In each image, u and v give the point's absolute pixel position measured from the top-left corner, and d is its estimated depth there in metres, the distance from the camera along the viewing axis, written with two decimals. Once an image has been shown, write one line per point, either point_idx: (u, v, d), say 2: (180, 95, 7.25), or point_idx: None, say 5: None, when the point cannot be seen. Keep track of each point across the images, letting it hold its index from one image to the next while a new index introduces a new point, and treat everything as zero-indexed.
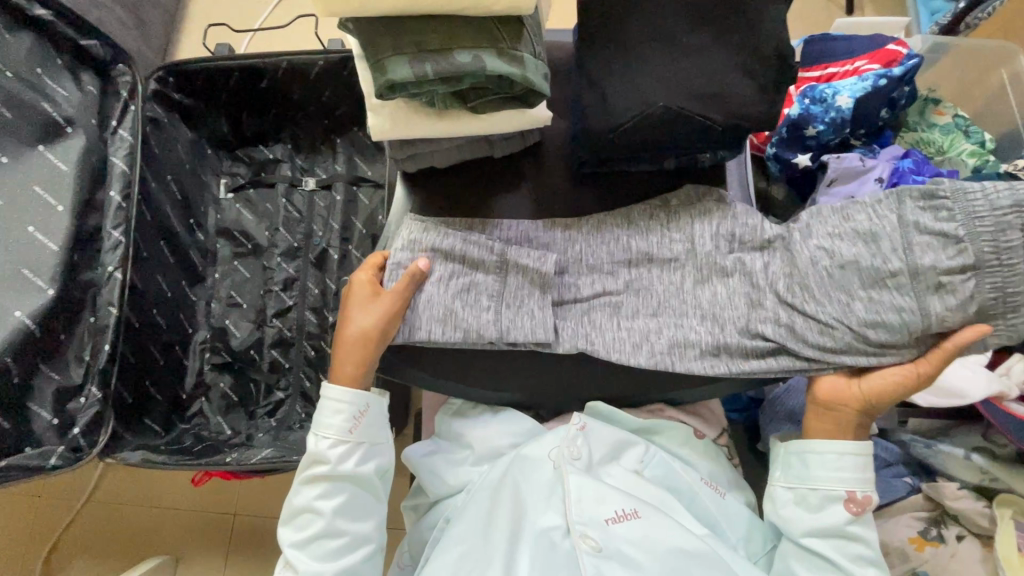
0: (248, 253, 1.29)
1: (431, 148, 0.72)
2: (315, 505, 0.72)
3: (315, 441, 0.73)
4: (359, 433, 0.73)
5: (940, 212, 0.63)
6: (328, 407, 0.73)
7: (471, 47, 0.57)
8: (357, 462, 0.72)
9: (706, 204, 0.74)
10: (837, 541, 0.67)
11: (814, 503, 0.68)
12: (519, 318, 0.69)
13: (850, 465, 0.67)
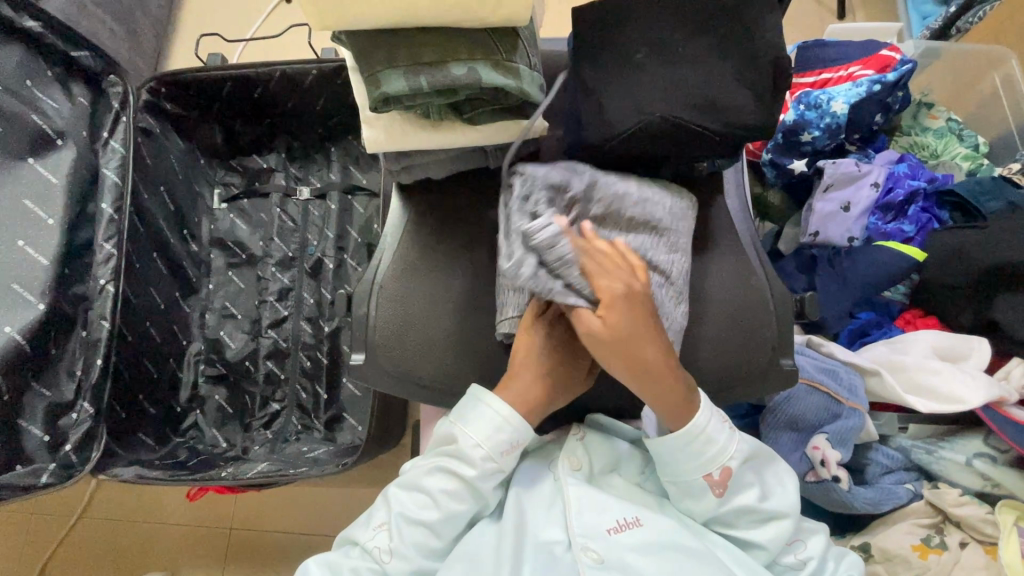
0: (243, 263, 1.28)
1: (426, 160, 0.71)
2: (438, 498, 0.65)
3: (466, 443, 0.65)
4: (508, 460, 0.66)
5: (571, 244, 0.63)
6: (490, 419, 0.65)
7: (466, 59, 0.57)
8: (495, 484, 0.66)
9: (703, 214, 0.74)
10: (733, 517, 0.66)
11: (693, 493, 0.65)
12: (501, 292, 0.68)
13: (698, 450, 0.64)
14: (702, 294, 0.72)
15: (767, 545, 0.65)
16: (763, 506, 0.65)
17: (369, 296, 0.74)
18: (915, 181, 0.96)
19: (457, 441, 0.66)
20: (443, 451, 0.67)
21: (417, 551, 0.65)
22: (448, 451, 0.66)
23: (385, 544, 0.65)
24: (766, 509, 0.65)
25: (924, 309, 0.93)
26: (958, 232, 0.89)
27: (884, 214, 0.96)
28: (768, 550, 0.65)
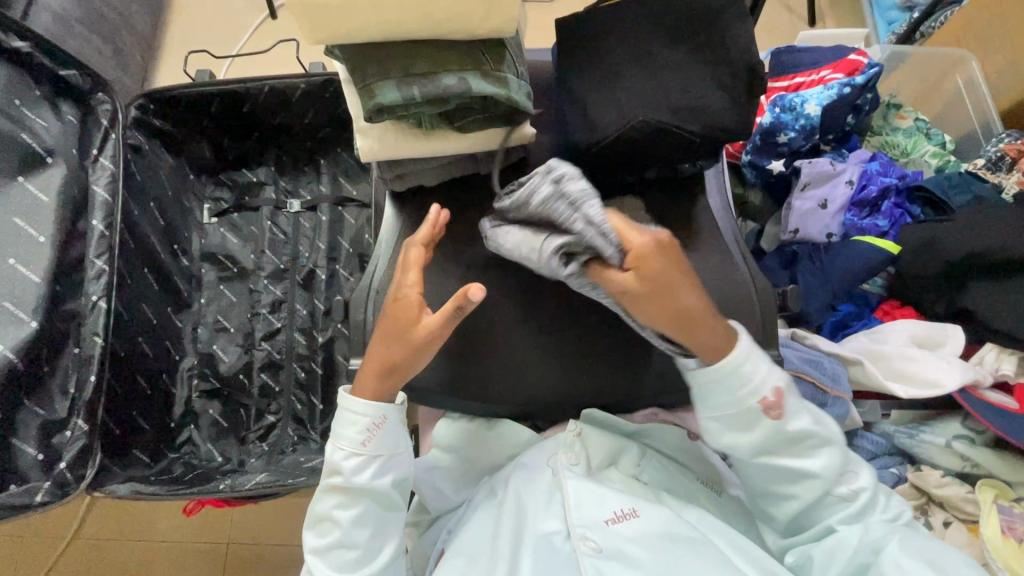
0: (234, 277, 1.29)
1: (418, 168, 0.73)
2: (333, 515, 0.67)
3: (333, 452, 0.67)
4: (373, 446, 0.66)
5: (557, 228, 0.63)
6: (344, 418, 0.67)
7: (457, 70, 0.59)
8: (374, 473, 0.66)
9: (686, 214, 0.77)
10: (788, 445, 0.65)
11: (747, 420, 0.64)
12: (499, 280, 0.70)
13: (747, 375, 0.62)
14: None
15: (820, 473, 0.65)
16: (817, 432, 0.65)
17: (366, 302, 0.76)
18: (887, 178, 1.01)
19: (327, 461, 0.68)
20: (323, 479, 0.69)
21: (342, 568, 0.66)
22: (325, 474, 0.68)
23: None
24: (821, 434, 0.64)
25: (901, 300, 0.97)
26: (929, 225, 0.93)
27: (860, 210, 1.01)
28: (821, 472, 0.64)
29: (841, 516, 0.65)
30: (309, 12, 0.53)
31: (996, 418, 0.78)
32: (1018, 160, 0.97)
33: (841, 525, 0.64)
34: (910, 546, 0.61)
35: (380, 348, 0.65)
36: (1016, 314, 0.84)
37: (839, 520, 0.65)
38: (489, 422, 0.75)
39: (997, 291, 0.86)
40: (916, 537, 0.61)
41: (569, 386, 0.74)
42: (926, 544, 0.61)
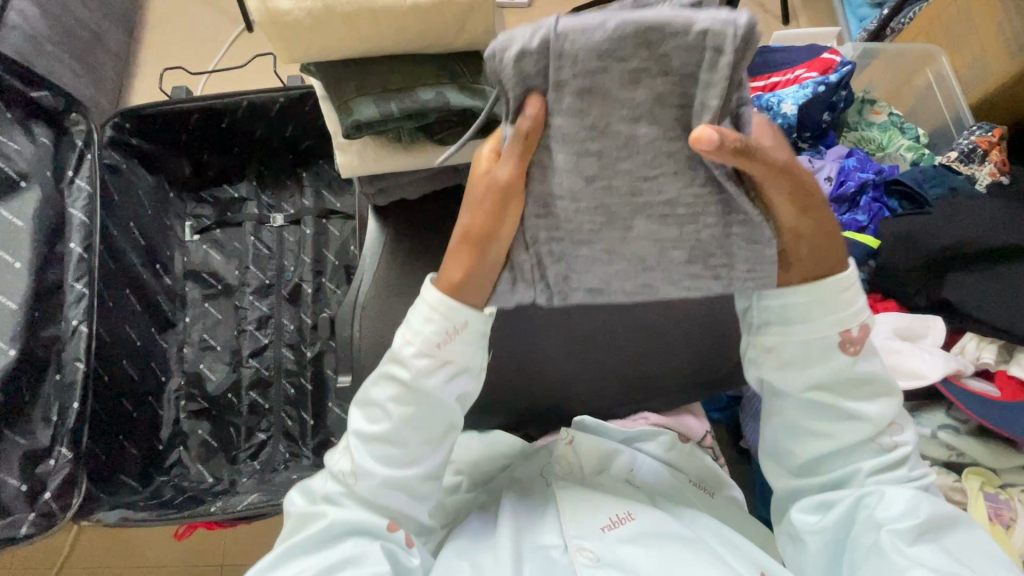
0: (219, 294, 1.27)
1: (399, 182, 0.73)
2: (387, 407, 0.57)
3: (398, 339, 0.56)
4: (447, 351, 0.54)
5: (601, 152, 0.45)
6: (418, 310, 0.54)
7: (434, 83, 0.59)
8: (446, 379, 0.56)
9: None
10: (856, 387, 0.57)
11: (821, 353, 0.55)
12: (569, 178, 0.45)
13: (841, 305, 0.53)
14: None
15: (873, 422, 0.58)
16: (880, 379, 0.58)
17: (353, 318, 0.76)
18: (865, 173, 1.03)
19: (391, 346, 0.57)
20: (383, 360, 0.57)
21: (381, 464, 0.58)
22: (388, 358, 0.57)
23: (346, 466, 0.59)
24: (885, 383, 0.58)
25: (884, 293, 0.97)
26: (907, 218, 0.95)
27: (839, 206, 1.02)
28: (872, 421, 0.57)
29: (870, 470, 0.59)
30: (283, 33, 0.53)
31: (981, 408, 0.79)
32: (989, 151, 0.99)
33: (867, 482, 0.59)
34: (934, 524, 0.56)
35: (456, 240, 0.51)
36: (992, 303, 0.86)
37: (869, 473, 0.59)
38: (479, 433, 0.75)
39: (974, 282, 0.88)
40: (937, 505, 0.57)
41: (559, 394, 0.74)
42: (954, 532, 0.57)
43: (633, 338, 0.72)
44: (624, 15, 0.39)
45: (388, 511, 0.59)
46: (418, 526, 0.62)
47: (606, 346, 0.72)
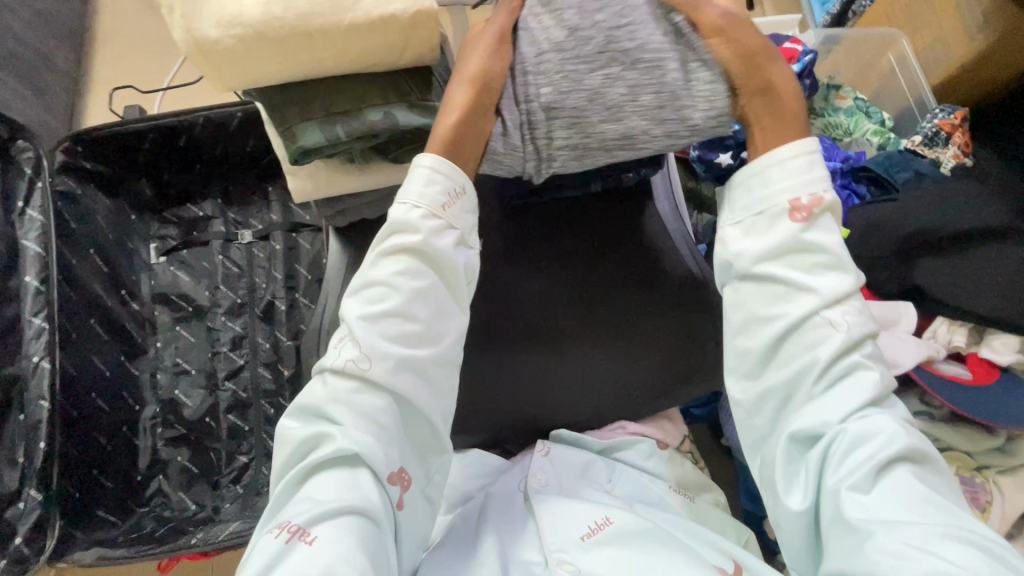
0: (191, 317, 1.23)
1: (357, 202, 0.71)
2: (395, 279, 0.56)
3: (402, 207, 0.57)
4: (454, 213, 0.58)
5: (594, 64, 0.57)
6: (417, 175, 0.57)
7: (382, 104, 0.57)
8: (451, 245, 0.58)
9: (637, 222, 0.77)
10: (800, 262, 0.55)
11: (765, 222, 0.56)
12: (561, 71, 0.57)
13: (791, 167, 0.56)
14: (642, 297, 0.74)
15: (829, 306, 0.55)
16: (838, 253, 0.54)
17: (319, 344, 0.74)
18: (833, 162, 1.03)
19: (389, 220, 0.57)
20: (380, 239, 0.58)
21: (395, 341, 0.54)
22: (388, 234, 0.58)
23: (355, 351, 0.54)
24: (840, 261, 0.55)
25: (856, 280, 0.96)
26: (878, 206, 0.95)
27: None
28: (819, 295, 0.53)
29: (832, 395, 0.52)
30: (214, 61, 0.50)
31: (953, 395, 0.80)
32: (952, 134, 0.99)
33: (832, 419, 0.51)
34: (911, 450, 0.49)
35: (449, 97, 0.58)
36: (962, 287, 0.86)
37: (830, 408, 0.51)
38: (461, 453, 0.74)
39: (945, 265, 0.88)
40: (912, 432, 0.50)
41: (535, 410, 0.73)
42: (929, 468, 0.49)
43: (604, 354, 0.73)
44: None
45: (390, 455, 0.52)
46: (421, 464, 0.56)
47: (578, 362, 0.73)
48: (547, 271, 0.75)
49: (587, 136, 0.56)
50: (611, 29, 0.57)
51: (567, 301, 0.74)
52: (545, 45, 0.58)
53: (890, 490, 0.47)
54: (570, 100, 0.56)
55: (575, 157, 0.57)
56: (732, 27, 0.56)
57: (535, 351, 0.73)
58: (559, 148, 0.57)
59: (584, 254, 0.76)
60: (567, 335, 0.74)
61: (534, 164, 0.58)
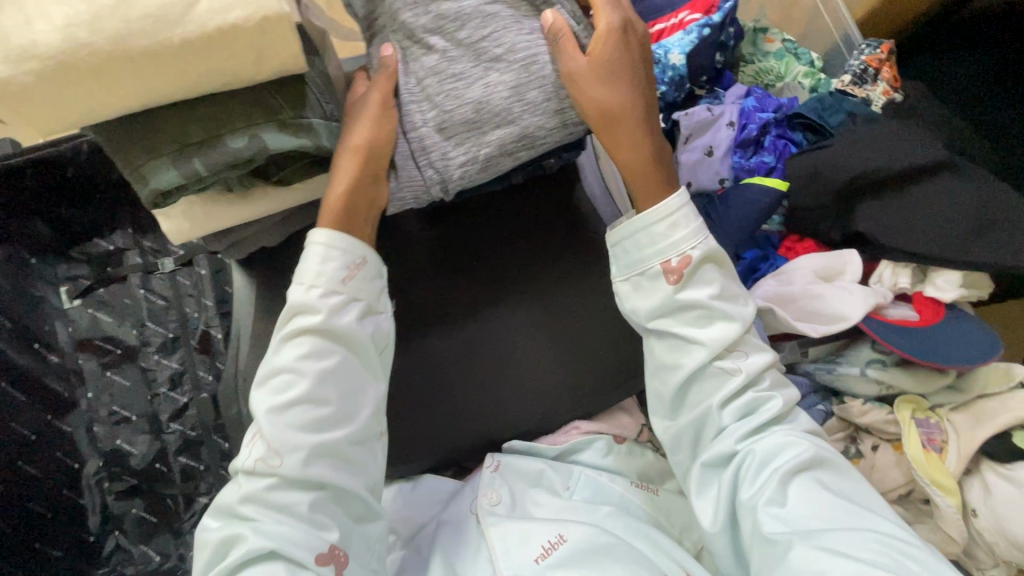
0: (119, 360, 1.06)
1: (252, 230, 0.63)
2: (300, 366, 0.51)
3: (297, 288, 0.52)
4: (355, 284, 0.53)
5: (488, 84, 0.51)
6: (310, 252, 0.52)
7: (245, 127, 0.49)
8: (357, 318, 0.53)
9: (564, 208, 0.72)
10: (683, 316, 0.58)
11: (645, 284, 0.58)
12: (455, 86, 0.51)
13: (658, 235, 0.57)
14: (571, 291, 0.70)
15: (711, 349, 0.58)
16: (715, 303, 0.58)
17: (237, 391, 0.66)
18: (764, 112, 0.98)
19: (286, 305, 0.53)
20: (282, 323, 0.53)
21: (309, 429, 0.50)
22: (289, 315, 0.53)
23: (264, 449, 0.49)
24: (718, 309, 0.57)
25: (800, 234, 0.95)
26: (811, 153, 0.92)
27: (745, 151, 0.98)
28: (707, 345, 0.57)
29: (736, 425, 0.57)
30: (14, 105, 0.41)
31: (900, 340, 0.79)
32: (879, 70, 0.98)
33: (738, 443, 0.56)
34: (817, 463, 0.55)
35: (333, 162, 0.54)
36: (902, 227, 0.84)
37: (738, 434, 0.57)
38: (408, 481, 0.70)
39: (884, 207, 0.86)
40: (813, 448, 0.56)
41: (484, 427, 0.68)
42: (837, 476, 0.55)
43: (548, 354, 0.69)
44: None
45: (319, 539, 0.49)
46: (360, 538, 0.52)
47: (523, 366, 0.69)
48: (480, 277, 0.70)
49: (484, 144, 0.51)
50: (500, 25, 0.52)
51: (504, 303, 0.69)
52: (430, 48, 0.53)
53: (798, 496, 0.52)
54: (459, 112, 0.51)
55: (479, 169, 0.52)
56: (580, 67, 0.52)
57: (476, 363, 0.68)
58: (456, 158, 0.51)
59: (518, 251, 0.70)
60: (508, 340, 0.69)
61: (438, 187, 0.53)
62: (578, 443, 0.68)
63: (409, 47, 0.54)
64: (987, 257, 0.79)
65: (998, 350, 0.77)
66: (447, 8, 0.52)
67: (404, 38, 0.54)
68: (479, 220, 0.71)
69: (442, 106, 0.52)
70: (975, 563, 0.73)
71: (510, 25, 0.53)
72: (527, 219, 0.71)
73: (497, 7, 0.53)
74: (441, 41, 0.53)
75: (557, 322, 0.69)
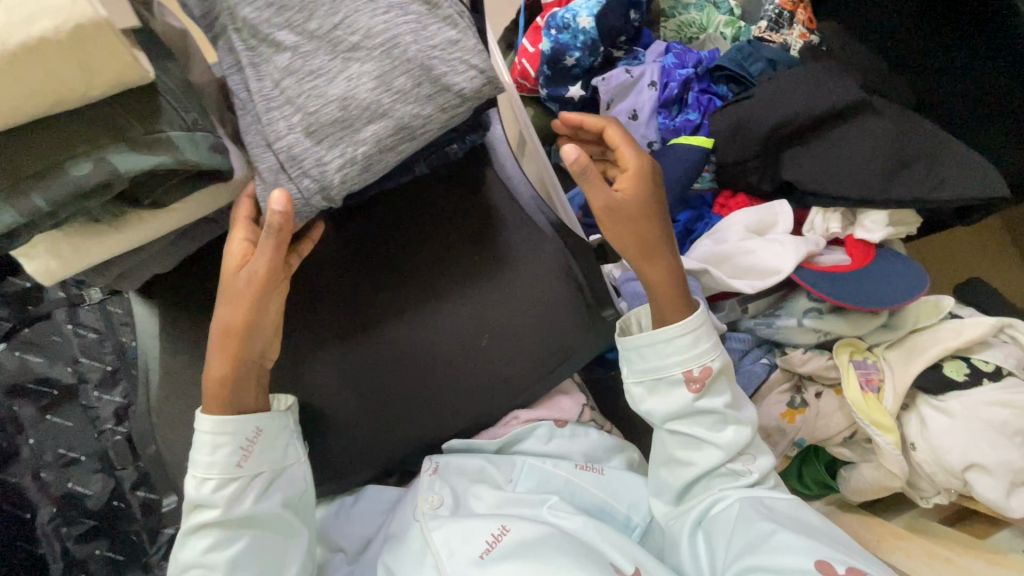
0: (63, 400, 1.00)
1: (138, 260, 0.59)
2: (208, 558, 0.56)
3: (194, 485, 0.57)
4: (250, 465, 0.57)
5: (351, 79, 0.48)
6: (201, 444, 0.56)
7: (88, 151, 0.45)
8: (258, 496, 0.58)
9: (475, 194, 0.68)
10: (697, 417, 0.63)
11: (664, 387, 0.63)
12: (314, 88, 0.48)
13: (681, 345, 0.62)
14: (493, 288, 0.67)
15: (724, 449, 0.62)
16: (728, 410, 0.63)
17: (154, 429, 0.63)
18: (685, 69, 0.96)
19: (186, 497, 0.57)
20: (186, 515, 0.58)
21: None
22: (191, 510, 0.58)
23: None
24: (734, 415, 0.63)
25: (732, 189, 0.94)
26: (733, 107, 0.89)
27: (669, 111, 0.96)
28: (722, 449, 0.62)
29: (725, 481, 0.63)
30: None
31: (832, 289, 0.80)
32: (794, 13, 0.97)
33: (723, 491, 0.63)
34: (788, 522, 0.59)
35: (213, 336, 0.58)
36: (829, 172, 0.83)
37: (723, 481, 0.63)
38: (353, 495, 0.69)
39: (809, 154, 0.85)
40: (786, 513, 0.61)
41: (421, 429, 0.67)
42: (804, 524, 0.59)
43: (475, 356, 0.66)
44: None
45: None
46: None
47: (452, 366, 0.66)
48: (396, 284, 0.67)
49: (359, 144, 0.49)
50: (351, 9, 0.48)
51: (424, 306, 0.67)
52: (280, 43, 0.48)
53: (773, 517, 0.60)
54: (325, 113, 0.48)
55: (360, 170, 0.49)
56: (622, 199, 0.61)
57: (403, 368, 0.66)
58: (334, 164, 0.49)
59: (434, 249, 0.67)
60: (434, 342, 0.66)
61: (320, 196, 0.50)
62: (520, 433, 0.68)
63: (257, 47, 0.49)
64: (909, 194, 0.79)
65: (924, 285, 0.78)
66: None
67: (249, 37, 0.49)
68: (389, 220, 0.68)
69: (306, 108, 0.48)
70: (919, 492, 0.75)
71: (365, 6, 0.48)
72: (438, 211, 0.68)
73: None
74: (292, 35, 0.48)
75: (482, 323, 0.67)
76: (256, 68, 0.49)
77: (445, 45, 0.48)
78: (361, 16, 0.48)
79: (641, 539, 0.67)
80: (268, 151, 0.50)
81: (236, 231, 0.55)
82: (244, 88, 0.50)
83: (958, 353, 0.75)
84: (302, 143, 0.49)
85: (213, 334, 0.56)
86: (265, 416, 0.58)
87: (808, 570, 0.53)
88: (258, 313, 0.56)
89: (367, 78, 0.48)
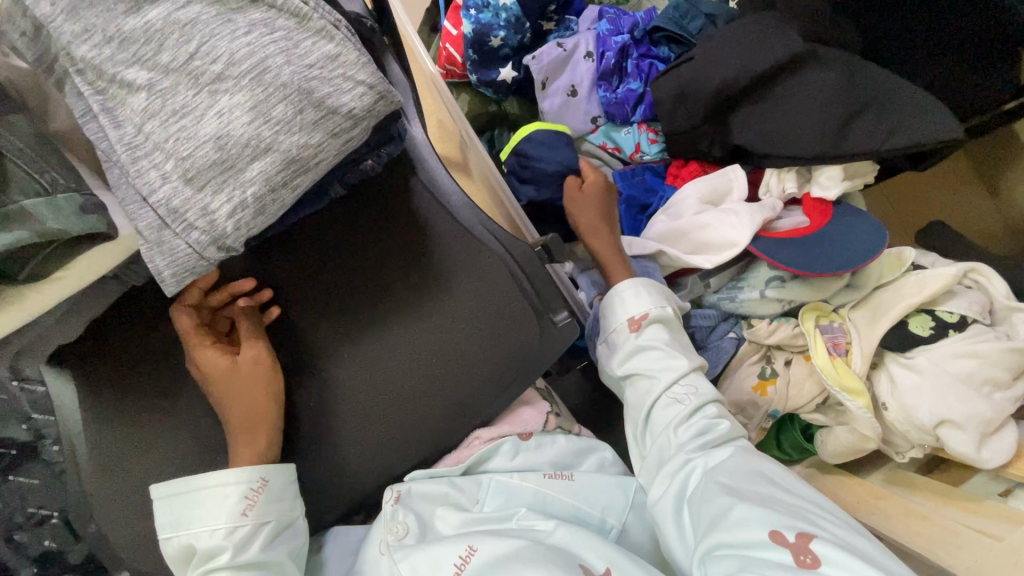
0: (23, 459, 0.93)
1: (35, 333, 0.53)
2: None
3: (202, 537, 0.55)
4: (257, 513, 0.56)
5: (221, 113, 0.42)
6: (210, 495, 0.56)
7: None
8: (265, 544, 0.56)
9: (400, 207, 0.63)
10: (642, 358, 0.68)
11: (612, 339, 0.70)
12: (180, 128, 0.42)
13: (626, 297, 0.70)
14: (435, 304, 0.63)
15: (663, 381, 0.66)
16: (669, 346, 0.68)
17: (91, 506, 0.59)
18: (620, 35, 0.89)
19: (195, 548, 0.55)
20: (195, 566, 0.55)
21: None
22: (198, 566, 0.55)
23: None
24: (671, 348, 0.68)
25: (682, 158, 0.89)
26: (672, 71, 0.83)
27: (609, 83, 0.90)
28: (663, 379, 0.66)
29: (674, 426, 0.64)
30: None
31: (791, 257, 0.77)
32: None
33: (688, 457, 0.62)
34: (745, 487, 0.57)
35: (229, 433, 0.58)
36: (783, 131, 0.78)
37: (689, 445, 0.62)
38: (320, 536, 0.66)
39: (760, 113, 0.80)
40: (745, 480, 0.58)
41: (380, 463, 0.63)
42: (763, 491, 0.56)
43: (426, 379, 0.63)
44: (176, 11, 0.42)
45: None
46: None
47: (404, 392, 0.63)
48: (329, 313, 0.62)
49: (246, 185, 0.43)
50: (206, 34, 0.42)
51: (363, 332, 0.62)
52: (132, 84, 0.43)
53: (734, 489, 0.57)
54: (199, 156, 0.42)
55: (254, 213, 0.43)
56: (579, 206, 0.80)
57: (351, 402, 0.62)
58: (222, 212, 0.43)
59: (366, 270, 0.62)
60: (378, 370, 0.62)
61: (215, 248, 0.44)
62: (483, 454, 0.65)
63: (107, 88, 0.43)
64: (862, 146, 0.75)
65: (884, 242, 0.76)
66: (131, 28, 0.42)
67: (95, 79, 0.43)
68: (316, 246, 0.62)
69: (177, 153, 0.42)
70: (894, 448, 0.75)
71: (221, 28, 0.42)
72: (365, 229, 0.63)
73: (197, 10, 0.43)
74: (143, 70, 0.43)
75: (433, 342, 0.63)
76: (111, 113, 0.43)
77: (324, 62, 0.43)
78: (220, 39, 0.42)
79: (619, 539, 0.65)
80: (144, 206, 0.44)
81: (194, 344, 0.58)
82: (103, 137, 0.44)
83: (922, 306, 0.74)
84: (178, 192, 0.43)
85: (233, 431, 0.57)
86: (272, 467, 0.57)
87: (762, 541, 0.51)
88: (263, 395, 0.58)
89: (239, 109, 0.42)
